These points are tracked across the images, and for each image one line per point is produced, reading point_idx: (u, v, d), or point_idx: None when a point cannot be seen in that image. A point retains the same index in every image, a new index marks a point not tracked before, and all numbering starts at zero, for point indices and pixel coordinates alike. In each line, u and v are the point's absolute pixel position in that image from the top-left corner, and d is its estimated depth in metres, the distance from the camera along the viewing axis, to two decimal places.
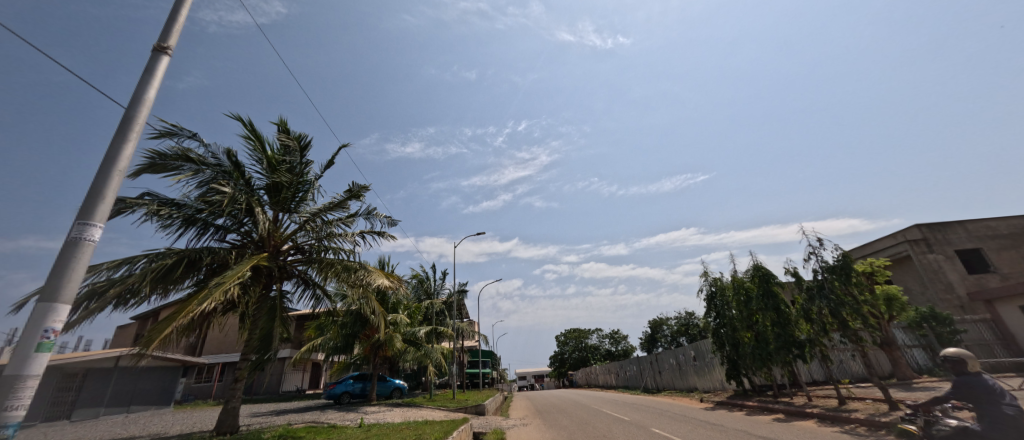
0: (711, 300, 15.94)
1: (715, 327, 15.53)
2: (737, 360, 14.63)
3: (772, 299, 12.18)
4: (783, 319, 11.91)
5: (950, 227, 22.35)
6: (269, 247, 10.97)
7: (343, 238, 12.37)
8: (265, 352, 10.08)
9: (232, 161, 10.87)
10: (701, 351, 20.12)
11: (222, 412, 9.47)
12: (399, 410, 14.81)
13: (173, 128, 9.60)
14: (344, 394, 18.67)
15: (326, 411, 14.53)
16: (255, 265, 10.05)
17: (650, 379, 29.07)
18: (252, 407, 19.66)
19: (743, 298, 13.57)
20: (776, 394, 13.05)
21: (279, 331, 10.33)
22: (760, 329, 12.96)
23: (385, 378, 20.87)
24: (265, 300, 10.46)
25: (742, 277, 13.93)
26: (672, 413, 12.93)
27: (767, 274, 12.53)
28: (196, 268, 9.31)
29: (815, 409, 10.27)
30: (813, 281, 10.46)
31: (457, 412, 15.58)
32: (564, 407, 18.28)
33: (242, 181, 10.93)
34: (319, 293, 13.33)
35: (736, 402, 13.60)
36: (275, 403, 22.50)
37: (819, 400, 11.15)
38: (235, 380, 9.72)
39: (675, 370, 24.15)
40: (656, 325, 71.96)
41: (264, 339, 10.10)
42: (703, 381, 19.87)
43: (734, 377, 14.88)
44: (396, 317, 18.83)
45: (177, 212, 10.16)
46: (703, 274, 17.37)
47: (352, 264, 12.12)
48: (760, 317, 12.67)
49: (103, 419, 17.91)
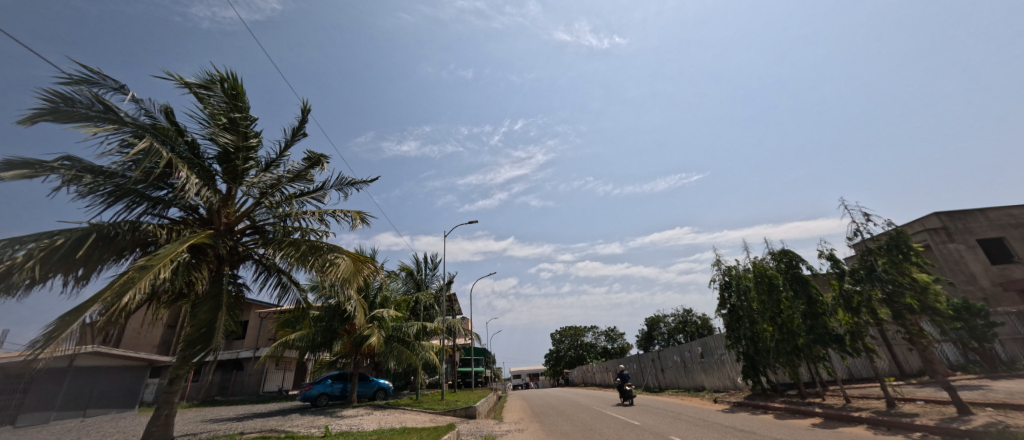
0: (725, 291, 14.43)
1: (731, 322, 14.01)
2: (755, 356, 13.12)
3: (804, 287, 10.69)
4: (817, 310, 10.42)
5: (971, 215, 21.06)
6: (220, 227, 9.46)
7: (311, 217, 10.66)
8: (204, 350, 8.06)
9: (173, 122, 9.20)
10: (710, 348, 18.69)
11: (152, 420, 7.79)
12: (379, 414, 13.23)
13: (92, 76, 7.91)
14: (322, 396, 17.00)
15: (296, 416, 12.89)
16: (195, 244, 8.19)
17: (652, 378, 27.60)
18: (221, 411, 17.94)
19: (766, 288, 12.06)
20: (804, 394, 11.51)
21: (225, 323, 8.56)
22: (787, 321, 11.49)
23: (368, 378, 19.21)
24: (217, 281, 8.77)
25: (764, 263, 12.40)
26: (686, 416, 11.47)
27: (797, 259, 11.07)
28: (119, 247, 7.50)
29: (863, 412, 8.70)
30: (857, 262, 8.88)
31: (445, 415, 14.04)
32: (564, 408, 16.73)
33: (185, 145, 9.29)
34: (286, 281, 11.60)
35: (757, 404, 12.07)
36: (250, 405, 20.84)
37: (860, 401, 9.62)
38: (170, 382, 7.98)
39: (679, 367, 22.71)
40: (653, 323, 70.68)
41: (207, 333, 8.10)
42: (713, 380, 18.38)
43: (750, 376, 13.38)
44: (381, 311, 17.21)
45: (105, 180, 8.42)
46: (716, 263, 15.88)
47: (318, 244, 10.28)
48: (789, 308, 11.19)
49: (54, 424, 16.17)
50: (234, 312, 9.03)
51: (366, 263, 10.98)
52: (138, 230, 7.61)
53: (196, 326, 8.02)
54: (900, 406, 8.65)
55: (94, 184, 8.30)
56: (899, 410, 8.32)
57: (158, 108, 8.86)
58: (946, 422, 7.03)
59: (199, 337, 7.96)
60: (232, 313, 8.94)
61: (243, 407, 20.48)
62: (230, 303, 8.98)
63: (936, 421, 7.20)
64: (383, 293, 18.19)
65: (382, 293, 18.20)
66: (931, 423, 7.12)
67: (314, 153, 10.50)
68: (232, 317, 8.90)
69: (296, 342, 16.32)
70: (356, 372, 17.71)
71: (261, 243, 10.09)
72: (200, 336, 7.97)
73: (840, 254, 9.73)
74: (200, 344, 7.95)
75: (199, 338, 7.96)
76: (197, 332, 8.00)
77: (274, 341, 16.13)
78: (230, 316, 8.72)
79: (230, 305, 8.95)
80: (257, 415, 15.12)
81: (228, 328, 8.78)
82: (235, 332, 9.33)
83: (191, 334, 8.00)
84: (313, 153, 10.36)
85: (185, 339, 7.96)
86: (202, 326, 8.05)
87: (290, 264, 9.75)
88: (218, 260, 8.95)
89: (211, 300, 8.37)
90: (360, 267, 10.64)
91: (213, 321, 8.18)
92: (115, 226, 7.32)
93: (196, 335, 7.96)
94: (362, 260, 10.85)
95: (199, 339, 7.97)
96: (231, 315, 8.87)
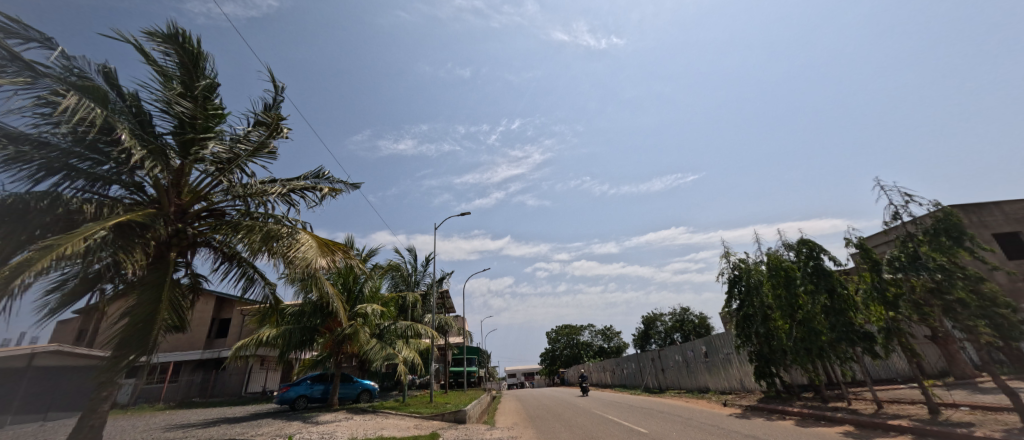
0: (734, 286, 13.37)
1: (743, 319, 12.89)
2: (768, 357, 12.06)
3: (827, 279, 9.59)
4: (843, 306, 9.30)
5: (985, 208, 20.14)
6: (169, 208, 8.26)
7: (275, 195, 9.76)
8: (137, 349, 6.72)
9: (114, 87, 7.94)
10: (716, 347, 17.62)
11: (74, 430, 6.59)
12: (358, 419, 12.09)
13: (10, 24, 6.70)
14: (300, 398, 15.85)
15: (267, 421, 11.74)
16: (134, 225, 6.87)
17: (652, 378, 26.53)
18: (193, 416, 16.72)
19: (783, 282, 11.00)
20: (825, 398, 10.43)
21: (166, 316, 7.25)
22: (806, 318, 10.41)
23: (352, 379, 17.94)
24: (161, 265, 7.48)
25: (779, 255, 11.38)
26: (696, 423, 10.44)
27: (819, 249, 10.00)
28: (34, 225, 6.28)
29: (903, 421, 7.60)
30: (899, 248, 7.89)
31: (432, 420, 12.94)
32: (560, 411, 15.65)
33: (131, 113, 8.07)
34: (250, 273, 10.45)
35: (772, 408, 10.96)
36: (227, 408, 19.68)
37: (894, 407, 8.54)
38: (99, 388, 6.74)
39: (681, 367, 21.67)
40: (649, 322, 69.87)
41: (141, 331, 6.76)
42: (719, 381, 17.34)
43: (763, 377, 12.28)
44: (365, 307, 15.97)
45: (31, 149, 7.20)
46: (724, 256, 14.78)
47: (279, 229, 9.10)
48: (809, 304, 10.14)
49: (9, 429, 14.94)
50: (178, 304, 7.75)
51: (334, 248, 9.85)
52: (57, 204, 6.41)
53: (131, 321, 6.69)
54: (945, 413, 7.60)
55: (16, 156, 7.06)
56: (946, 418, 7.27)
57: (96, 69, 7.60)
58: (1012, 433, 5.99)
59: (132, 336, 6.61)
60: (176, 305, 7.63)
61: (219, 410, 19.25)
62: (177, 295, 7.71)
63: (998, 432, 6.16)
64: (368, 289, 17.04)
65: (367, 289, 17.04)
66: (997, 435, 6.02)
67: (272, 118, 9.66)
68: (175, 310, 7.60)
69: (271, 340, 14.93)
70: (337, 373, 16.37)
71: (214, 227, 8.92)
72: (134, 335, 6.62)
73: (869, 242, 8.70)
74: (134, 344, 6.63)
75: (134, 337, 6.61)
76: (130, 329, 6.67)
77: (247, 338, 14.77)
78: (173, 308, 7.43)
79: (174, 295, 7.65)
80: (227, 420, 13.86)
81: (170, 322, 7.45)
82: (179, 328, 8.05)
83: (122, 332, 6.65)
84: (273, 119, 9.63)
85: (117, 337, 6.64)
86: (138, 321, 6.72)
87: (247, 248, 8.56)
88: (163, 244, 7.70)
89: (150, 290, 7.01)
90: (325, 253, 9.44)
91: (152, 315, 6.87)
92: (26, 197, 6.17)
93: (129, 334, 6.61)
94: (328, 245, 9.71)
95: (134, 338, 6.63)
96: (174, 309, 7.58)
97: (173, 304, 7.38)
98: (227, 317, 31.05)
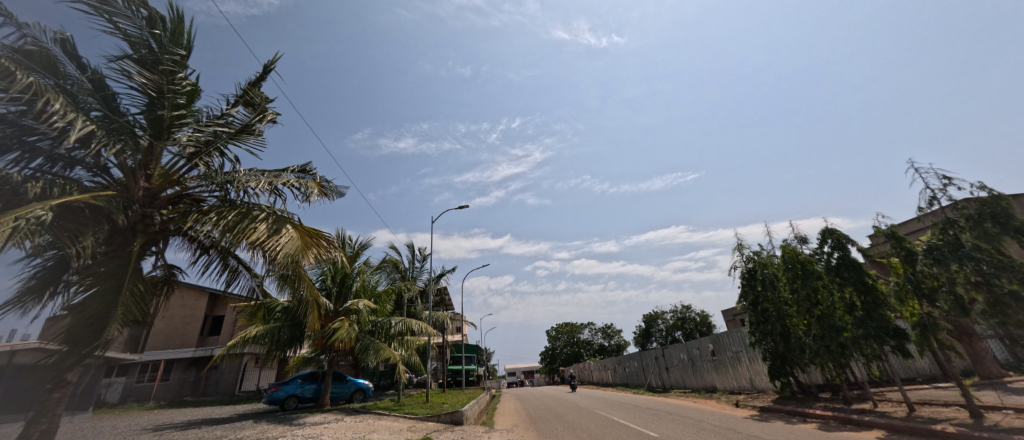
0: (748, 280, 12.68)
1: (757, 315, 12.19)
2: (784, 355, 11.34)
3: (856, 272, 8.87)
4: (875, 301, 8.57)
5: None
6: (137, 192, 7.53)
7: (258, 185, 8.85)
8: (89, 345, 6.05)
9: (72, 58, 7.12)
10: (724, 345, 16.92)
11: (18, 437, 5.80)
12: (348, 421, 11.41)
13: None
14: (290, 398, 15.19)
15: (251, 424, 11.07)
16: (87, 205, 6.14)
17: (655, 377, 25.83)
18: (180, 416, 16.09)
19: (800, 275, 10.32)
20: (848, 400, 9.68)
21: (126, 311, 6.57)
22: (828, 314, 9.68)
23: (346, 378, 17.24)
24: (121, 254, 6.67)
25: (796, 248, 10.70)
26: (709, 426, 9.76)
27: (848, 240, 9.37)
28: None
29: (944, 426, 6.86)
30: (938, 236, 7.19)
31: (427, 422, 12.26)
32: (562, 412, 14.96)
33: (94, 88, 7.28)
34: (231, 265, 9.73)
35: (790, 410, 10.23)
36: (217, 408, 19.05)
37: (928, 410, 7.79)
38: (50, 389, 6.03)
39: (686, 365, 20.99)
40: (650, 320, 69.11)
41: (94, 324, 6.11)
42: (727, 380, 16.65)
43: (777, 377, 11.61)
44: (357, 303, 15.22)
45: None
46: (736, 249, 14.09)
47: (255, 215, 8.29)
48: (832, 299, 9.43)
49: None
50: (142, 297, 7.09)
51: (317, 240, 9.11)
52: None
53: (84, 313, 6.08)
54: (990, 416, 6.88)
55: None
56: (991, 423, 6.57)
57: (51, 37, 6.76)
58: None
59: (80, 333, 5.97)
60: (139, 299, 6.94)
61: (209, 409, 18.62)
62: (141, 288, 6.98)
63: None
64: (362, 284, 16.32)
65: (361, 285, 16.33)
66: None
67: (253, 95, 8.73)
68: (139, 305, 6.90)
69: (258, 338, 14.24)
70: (329, 371, 15.64)
71: (182, 215, 8.00)
72: (83, 333, 5.99)
73: (899, 230, 8.03)
74: (85, 338, 5.98)
75: (86, 329, 6.01)
76: (82, 321, 6.05)
77: (233, 337, 14.07)
78: (135, 303, 6.72)
79: (138, 286, 6.95)
80: (212, 421, 13.19)
81: (130, 317, 6.79)
82: (142, 323, 7.35)
83: (71, 328, 6.04)
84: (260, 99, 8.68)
85: (68, 330, 6.01)
86: (93, 312, 6.10)
87: (219, 238, 7.69)
88: (112, 232, 6.75)
89: (107, 284, 6.28)
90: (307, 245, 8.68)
91: (108, 307, 6.22)
92: None
93: (82, 325, 6.01)
94: (311, 236, 8.97)
95: (83, 336, 5.99)
96: (138, 303, 6.88)
97: (135, 296, 6.72)
98: (221, 314, 30.47)
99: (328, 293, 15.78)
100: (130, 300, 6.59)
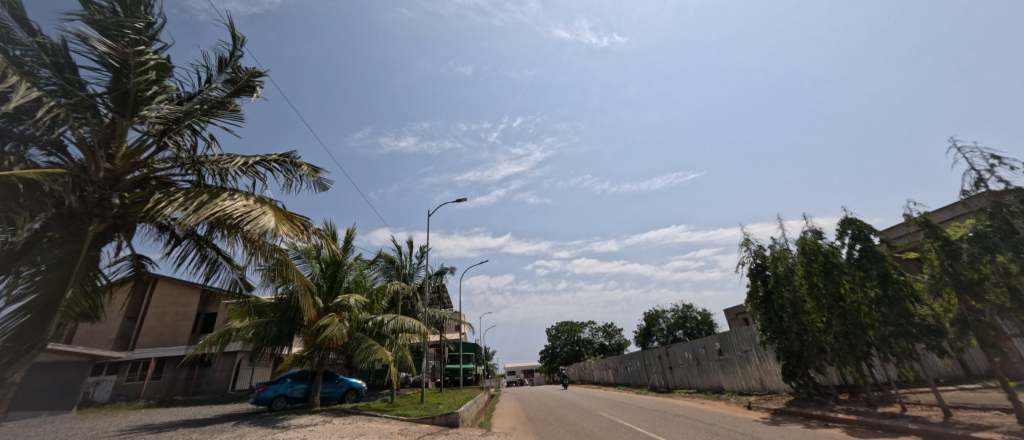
0: (758, 276, 11.98)
1: (769, 312, 11.49)
2: (800, 354, 10.65)
3: (879, 264, 8.18)
4: (899, 295, 7.92)
5: None
6: (98, 173, 6.84)
7: (236, 167, 8.14)
8: (29, 342, 5.60)
9: (23, 24, 6.46)
10: (732, 344, 16.21)
11: None
12: (337, 424, 10.74)
13: None
14: (278, 398, 14.54)
15: (232, 427, 10.40)
16: (29, 184, 5.54)
17: (659, 376, 25.13)
18: (165, 417, 15.47)
19: (821, 270, 9.62)
20: (872, 403, 8.97)
21: (73, 305, 6.11)
22: (851, 310, 8.99)
23: (338, 377, 16.58)
24: (74, 242, 6.11)
25: (814, 241, 9.98)
26: (720, 429, 9.10)
27: (871, 230, 8.52)
28: None
29: (987, 433, 6.16)
30: (987, 221, 6.51)
31: (421, 424, 11.60)
32: (564, 414, 14.29)
33: (48, 59, 6.62)
34: (209, 256, 9.07)
35: (807, 413, 9.50)
36: (205, 408, 18.48)
37: (965, 415, 7.10)
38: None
39: (691, 365, 20.34)
40: (652, 319, 68.36)
41: (36, 318, 5.63)
42: (735, 380, 15.95)
43: (792, 378, 10.91)
44: (348, 299, 14.53)
45: None
46: (744, 243, 13.37)
47: (221, 193, 7.62)
48: (856, 294, 8.77)
49: None
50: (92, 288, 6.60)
51: (292, 219, 8.22)
52: None
53: (25, 307, 5.59)
54: None
55: None
56: None
57: None
58: None
59: (22, 328, 5.52)
60: (89, 290, 6.45)
61: (196, 409, 17.99)
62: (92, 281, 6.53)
63: None
64: (353, 280, 15.71)
65: (353, 281, 15.70)
66: None
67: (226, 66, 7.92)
68: (89, 297, 6.47)
69: (244, 333, 13.57)
70: (320, 370, 14.95)
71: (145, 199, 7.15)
72: (27, 327, 5.56)
73: (933, 218, 7.32)
74: (25, 334, 5.53)
75: (28, 324, 5.55)
76: (22, 316, 5.57)
77: (217, 332, 13.32)
78: (82, 295, 6.24)
79: (89, 278, 6.43)
80: (193, 422, 12.53)
81: (77, 311, 6.33)
82: (91, 317, 6.87)
83: (9, 322, 5.56)
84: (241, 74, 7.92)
85: (5, 326, 5.52)
86: (36, 305, 5.63)
87: (182, 216, 6.91)
88: (68, 216, 6.20)
89: (52, 273, 5.79)
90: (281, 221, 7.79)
91: (53, 300, 5.73)
92: None
93: (21, 321, 5.53)
94: (286, 216, 8.11)
95: (25, 331, 5.55)
96: (86, 296, 6.42)
97: (83, 287, 6.24)
98: (214, 312, 29.85)
99: (318, 288, 15.12)
100: (76, 292, 6.15)
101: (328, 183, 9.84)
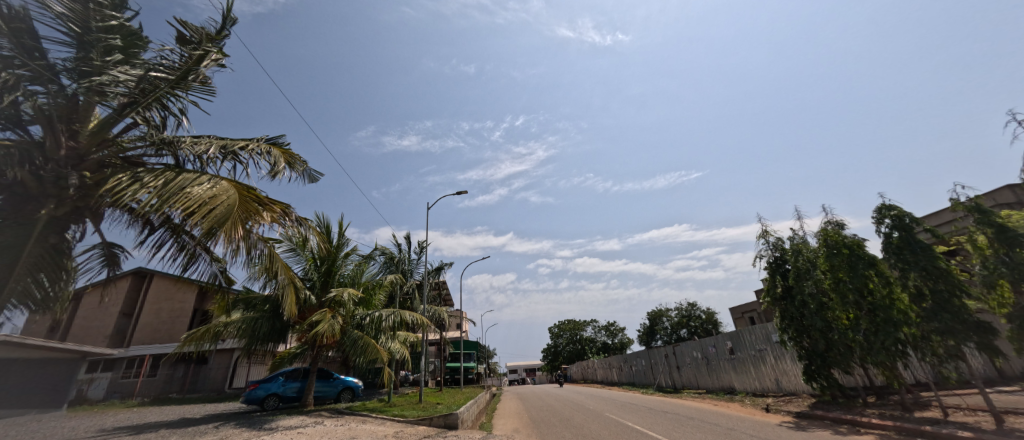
0: (776, 270, 11.25)
1: (788, 309, 10.73)
2: (825, 353, 9.89)
3: (925, 255, 7.60)
4: (948, 289, 7.30)
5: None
6: (59, 150, 6.17)
7: (214, 149, 7.46)
8: None
9: None
10: (745, 343, 15.48)
11: None
12: (329, 425, 10.09)
13: None
14: (270, 397, 13.94)
15: (217, 428, 9.77)
16: None
17: (665, 376, 24.39)
18: (153, 416, 14.91)
19: (846, 263, 8.85)
20: (907, 407, 8.23)
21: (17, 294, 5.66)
22: (882, 307, 8.26)
23: (333, 375, 15.96)
24: (24, 226, 5.52)
25: (838, 232, 9.24)
26: (739, 434, 8.40)
27: (913, 219, 7.96)
28: None
29: None
30: None
31: (419, 426, 10.93)
32: (570, 415, 13.58)
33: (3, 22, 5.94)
34: (183, 244, 8.39)
35: (835, 417, 8.77)
36: (196, 407, 17.87)
37: (1021, 422, 6.35)
38: None
39: (699, 365, 19.63)
40: (655, 318, 67.50)
41: None
42: (748, 381, 15.21)
43: (814, 379, 10.19)
44: (342, 294, 13.92)
45: None
46: (760, 236, 12.63)
47: (193, 177, 6.35)
48: (891, 287, 8.15)
49: None
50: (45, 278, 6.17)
51: (266, 206, 6.93)
52: None
53: None
54: None
55: None
56: None
57: None
58: None
59: None
60: (39, 278, 6.01)
61: (187, 408, 17.41)
62: (54, 269, 6.23)
63: None
64: (348, 276, 15.12)
65: (348, 276, 15.13)
66: None
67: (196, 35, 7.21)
68: (38, 287, 6.03)
69: (233, 329, 12.93)
70: (313, 368, 14.31)
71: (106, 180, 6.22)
72: None
73: (983, 203, 6.90)
74: None
75: None
76: None
77: (203, 327, 12.60)
78: (28, 285, 5.80)
79: (42, 265, 5.99)
80: (178, 423, 11.91)
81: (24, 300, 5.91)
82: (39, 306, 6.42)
83: None
84: (199, 38, 7.13)
85: None
86: None
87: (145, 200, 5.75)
88: (22, 198, 5.65)
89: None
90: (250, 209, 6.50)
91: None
92: None
93: None
94: (259, 201, 6.82)
95: None
96: (41, 286, 6.13)
97: (32, 276, 5.79)
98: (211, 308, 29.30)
99: (312, 283, 14.53)
100: (27, 282, 5.76)
101: (317, 176, 9.31)
